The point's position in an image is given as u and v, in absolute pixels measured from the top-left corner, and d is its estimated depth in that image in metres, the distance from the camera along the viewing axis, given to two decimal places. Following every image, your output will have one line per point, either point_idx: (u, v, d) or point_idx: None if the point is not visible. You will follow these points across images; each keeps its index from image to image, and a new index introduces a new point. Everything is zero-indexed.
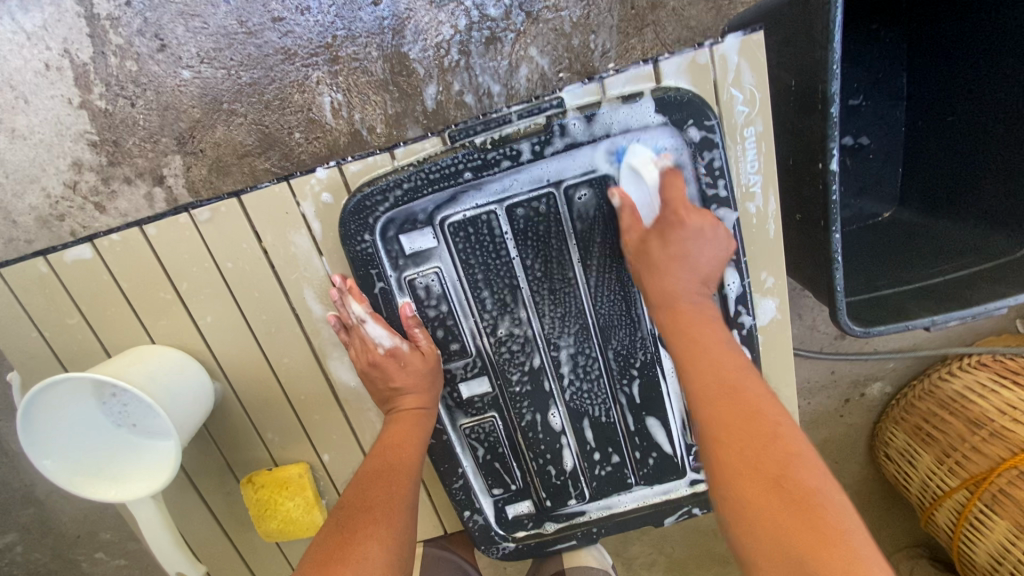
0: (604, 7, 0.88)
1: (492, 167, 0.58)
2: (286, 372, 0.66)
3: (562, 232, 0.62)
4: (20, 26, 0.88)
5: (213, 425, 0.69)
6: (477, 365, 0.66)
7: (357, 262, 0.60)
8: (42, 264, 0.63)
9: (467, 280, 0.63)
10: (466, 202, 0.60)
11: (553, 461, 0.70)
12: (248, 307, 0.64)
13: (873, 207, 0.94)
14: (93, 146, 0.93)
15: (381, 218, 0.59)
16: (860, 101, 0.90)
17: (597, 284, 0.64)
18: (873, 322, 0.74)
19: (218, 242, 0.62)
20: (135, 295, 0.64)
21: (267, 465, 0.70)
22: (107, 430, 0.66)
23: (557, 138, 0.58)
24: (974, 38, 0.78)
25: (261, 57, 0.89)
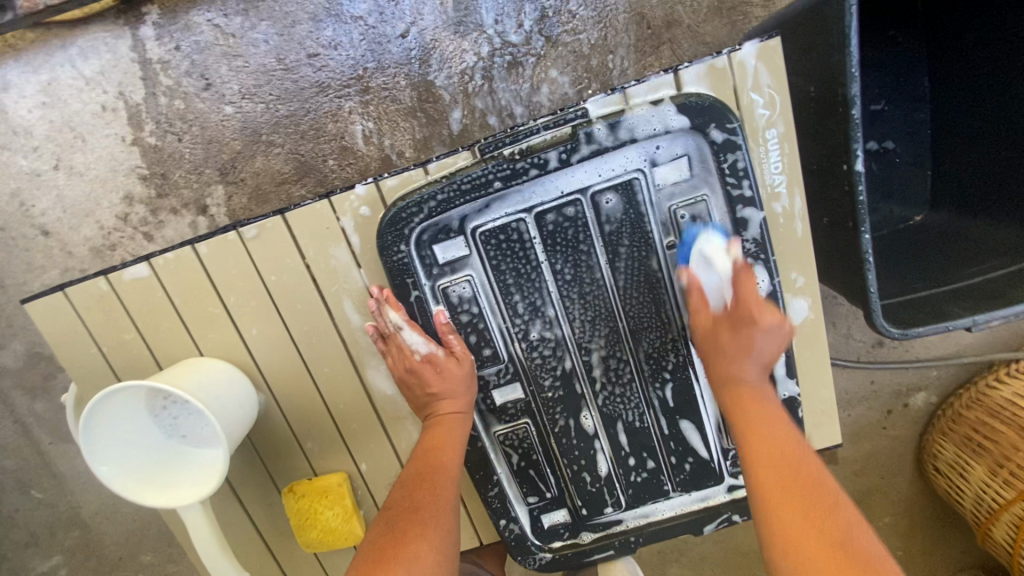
0: (621, 29, 0.91)
1: (521, 176, 0.60)
2: (327, 381, 0.68)
3: (590, 236, 0.63)
4: (80, 72, 0.96)
5: (258, 435, 0.71)
6: (509, 371, 0.67)
7: (393, 272, 0.62)
8: (102, 282, 0.66)
9: (499, 286, 0.64)
10: (496, 210, 0.62)
11: (587, 468, 0.70)
12: (291, 319, 0.66)
13: (902, 211, 0.94)
14: (143, 180, 0.99)
15: (415, 228, 0.61)
16: (882, 106, 0.91)
17: (626, 285, 0.65)
18: (911, 323, 0.73)
19: (265, 257, 0.64)
20: (187, 311, 0.67)
21: (306, 474, 0.71)
22: (159, 440, 0.68)
23: (583, 146, 0.59)
24: (998, 35, 0.78)
25: (298, 91, 0.95)
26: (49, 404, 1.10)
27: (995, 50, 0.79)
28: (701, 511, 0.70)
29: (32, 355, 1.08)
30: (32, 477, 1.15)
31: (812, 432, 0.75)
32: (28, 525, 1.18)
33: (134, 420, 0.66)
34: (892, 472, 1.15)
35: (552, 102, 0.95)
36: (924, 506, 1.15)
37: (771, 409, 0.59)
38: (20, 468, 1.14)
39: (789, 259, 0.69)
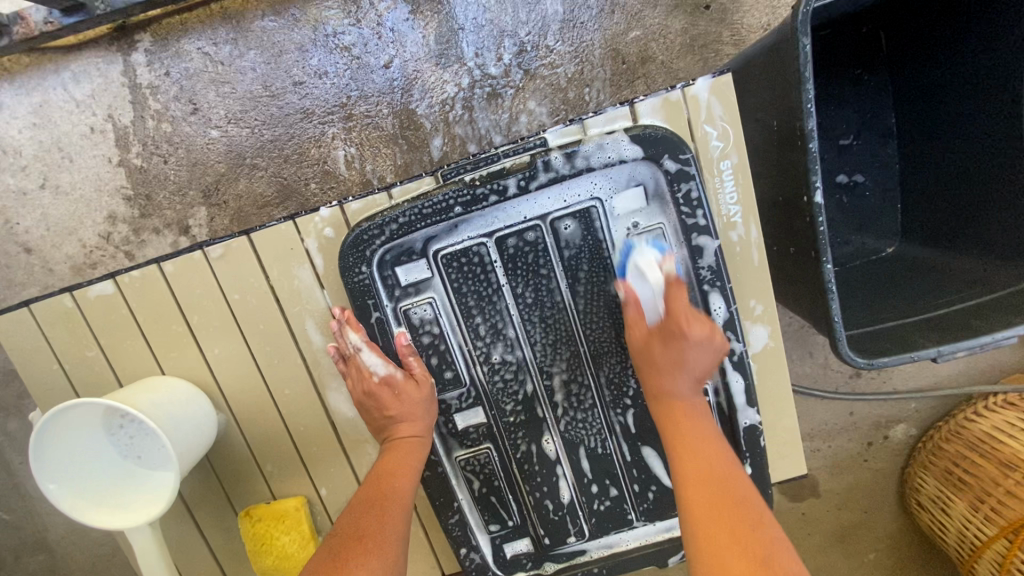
0: (597, 63, 0.95)
1: (480, 202, 0.61)
2: (288, 403, 0.68)
3: (549, 261, 0.64)
4: (71, 95, 0.99)
5: (216, 457, 0.70)
6: (471, 396, 0.67)
7: (354, 293, 0.63)
8: (67, 299, 0.66)
9: (461, 309, 0.65)
10: (457, 234, 0.63)
11: (549, 495, 0.69)
12: (255, 339, 0.66)
13: (874, 243, 0.96)
14: (128, 201, 1.02)
15: (377, 251, 0.62)
16: (850, 141, 0.94)
17: (586, 309, 0.65)
18: (879, 352, 0.73)
19: (230, 277, 0.65)
20: (150, 329, 0.66)
21: (265, 498, 0.70)
22: (115, 458, 0.67)
23: (541, 173, 0.60)
24: (969, 74, 0.79)
25: (282, 117, 0.98)
26: (21, 423, 1.12)
27: (965, 88, 0.80)
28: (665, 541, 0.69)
29: (9, 374, 1.10)
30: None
31: (779, 460, 0.74)
32: None
33: (90, 437, 0.65)
34: (874, 507, 1.14)
35: (530, 131, 0.98)
36: (905, 542, 1.14)
37: (703, 426, 0.62)
38: None
39: (749, 286, 0.70)
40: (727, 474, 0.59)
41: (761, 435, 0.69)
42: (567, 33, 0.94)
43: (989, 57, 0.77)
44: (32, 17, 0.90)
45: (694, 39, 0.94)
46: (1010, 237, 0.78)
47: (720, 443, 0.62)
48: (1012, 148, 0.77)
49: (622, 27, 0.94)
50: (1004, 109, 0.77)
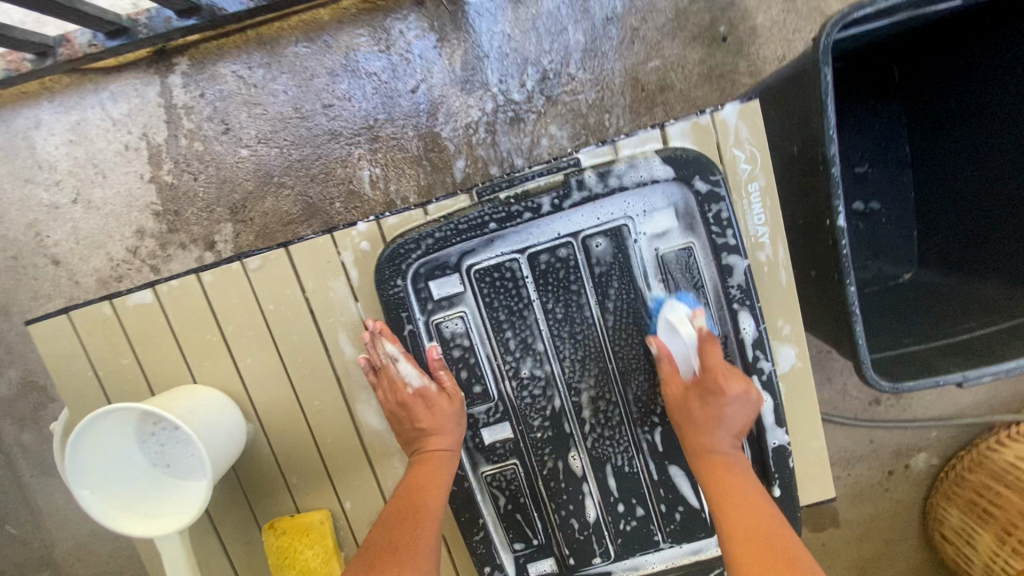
0: (617, 91, 0.98)
1: (515, 219, 0.63)
2: (317, 415, 0.68)
3: (581, 277, 0.65)
4: (108, 114, 1.02)
5: (241, 468, 0.69)
6: (499, 411, 0.67)
7: (389, 305, 0.64)
8: (106, 306, 0.66)
9: (492, 324, 0.66)
10: (491, 250, 0.65)
11: (575, 514, 0.68)
12: (287, 350, 0.67)
13: (892, 269, 0.98)
14: (156, 216, 1.04)
15: (413, 264, 0.63)
16: (866, 169, 0.96)
17: (615, 325, 0.66)
18: (902, 376, 0.73)
19: (267, 288, 0.66)
20: (186, 337, 0.67)
21: (289, 510, 0.70)
22: (144, 465, 0.67)
23: (574, 192, 0.62)
24: (991, 104, 0.82)
25: (311, 138, 1.01)
26: (36, 435, 1.13)
27: (983, 118, 0.83)
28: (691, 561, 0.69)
29: (28, 385, 1.12)
30: (7, 512, 1.15)
31: (806, 483, 0.73)
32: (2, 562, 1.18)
33: (121, 443, 0.65)
34: (896, 538, 1.13)
35: (551, 155, 1.01)
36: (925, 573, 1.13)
37: (744, 481, 0.63)
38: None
39: (776, 307, 0.70)
40: (773, 531, 0.58)
41: (789, 455, 0.69)
42: (588, 62, 0.98)
43: (1009, 88, 0.79)
44: (76, 37, 0.94)
45: (712, 69, 0.97)
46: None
47: (763, 498, 0.61)
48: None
49: (641, 56, 0.97)
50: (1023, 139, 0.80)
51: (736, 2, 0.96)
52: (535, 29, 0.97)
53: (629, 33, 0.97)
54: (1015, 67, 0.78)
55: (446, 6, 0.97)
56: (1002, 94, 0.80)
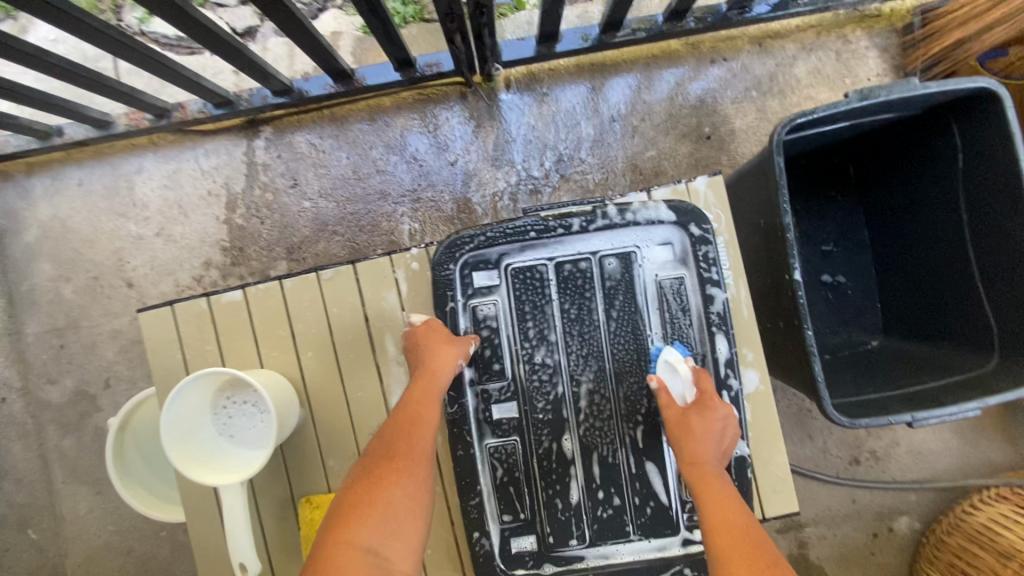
0: (619, 173, 1.19)
1: (552, 232, 0.79)
2: (358, 404, 0.80)
3: (593, 288, 0.80)
4: (200, 166, 1.23)
5: (286, 450, 0.80)
6: (510, 390, 0.80)
7: (439, 283, 0.79)
8: (202, 301, 0.80)
9: (517, 313, 0.80)
10: (527, 254, 0.80)
11: (560, 494, 0.80)
12: (342, 347, 0.80)
13: (860, 336, 1.12)
14: (223, 250, 1.22)
15: (465, 254, 0.79)
16: (831, 247, 1.13)
17: (616, 330, 0.80)
18: (860, 416, 0.84)
19: (334, 295, 0.81)
20: (261, 331, 0.80)
21: (322, 489, 0.79)
22: (211, 434, 0.73)
23: (599, 219, 0.79)
24: (921, 194, 0.99)
25: (364, 195, 1.21)
26: (76, 442, 1.24)
27: (920, 206, 1.00)
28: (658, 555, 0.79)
29: (79, 394, 1.24)
30: (33, 517, 1.24)
31: (773, 497, 0.82)
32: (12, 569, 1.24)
33: (200, 410, 0.72)
34: None
35: None
36: None
37: (726, 486, 0.70)
38: (26, 504, 1.24)
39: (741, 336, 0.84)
40: (747, 526, 0.66)
41: (747, 465, 0.80)
42: (596, 150, 1.20)
43: (936, 183, 0.96)
44: (189, 105, 1.17)
45: (698, 162, 1.19)
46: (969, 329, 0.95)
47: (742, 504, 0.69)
48: (953, 258, 0.96)
49: (640, 147, 1.19)
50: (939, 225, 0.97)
51: (718, 111, 1.20)
52: (554, 122, 1.20)
53: (630, 129, 1.19)
54: (936, 162, 0.95)
55: (484, 100, 1.21)
56: (926, 188, 0.98)
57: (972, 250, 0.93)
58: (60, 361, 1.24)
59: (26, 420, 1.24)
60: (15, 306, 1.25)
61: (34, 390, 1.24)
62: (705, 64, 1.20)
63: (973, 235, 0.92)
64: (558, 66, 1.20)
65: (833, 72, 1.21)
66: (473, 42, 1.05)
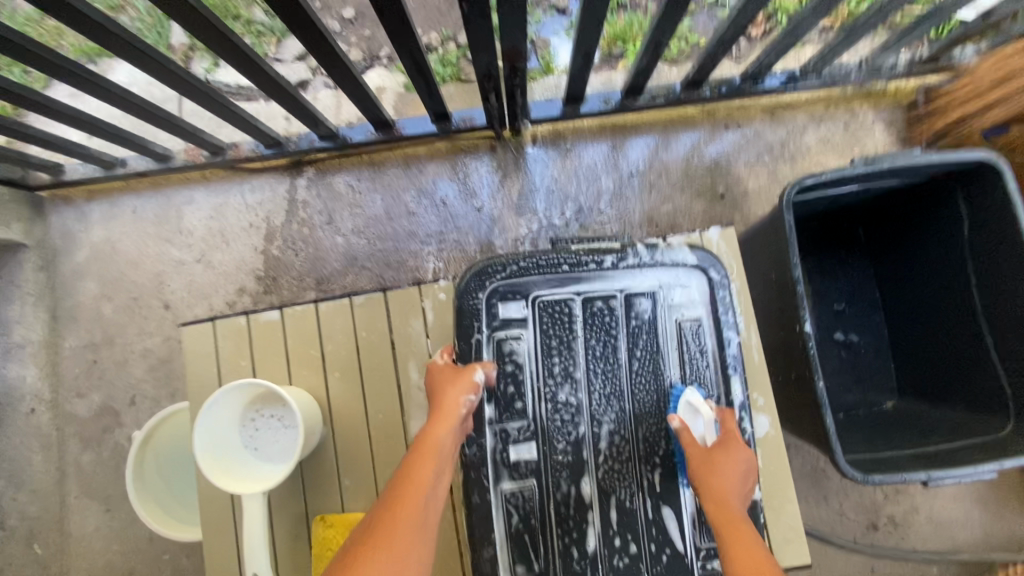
0: (635, 226, 1.27)
1: (582, 267, 0.82)
2: (378, 426, 0.83)
3: (617, 328, 0.83)
4: (244, 200, 1.32)
5: (306, 466, 0.82)
6: (530, 429, 0.82)
7: (467, 312, 0.82)
8: (240, 318, 0.84)
9: (543, 348, 0.83)
10: (556, 289, 0.83)
11: (577, 542, 0.81)
12: (368, 370, 0.84)
13: (874, 396, 1.13)
14: (257, 278, 1.30)
15: (495, 285, 0.82)
16: (844, 306, 1.16)
17: (637, 371, 0.83)
18: (873, 471, 0.84)
19: (365, 320, 0.85)
20: (293, 350, 0.84)
21: (337, 509, 0.81)
22: (237, 446, 0.76)
23: (627, 257, 0.83)
24: (931, 261, 1.02)
25: (394, 235, 1.30)
26: (95, 456, 1.27)
27: (930, 272, 1.03)
28: None
29: (105, 409, 1.28)
30: (38, 532, 1.25)
31: (784, 546, 0.82)
32: None
33: (230, 421, 0.75)
34: None
35: None
36: None
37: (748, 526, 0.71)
38: (35, 517, 1.24)
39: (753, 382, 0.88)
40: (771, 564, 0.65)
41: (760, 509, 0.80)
42: (615, 203, 1.28)
43: (946, 253, 0.99)
44: (243, 146, 1.26)
45: (711, 218, 1.26)
46: (983, 393, 0.95)
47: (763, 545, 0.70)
48: (962, 325, 0.98)
49: (657, 202, 1.27)
50: (943, 293, 1.01)
51: (732, 172, 1.28)
52: (576, 176, 1.28)
53: (647, 185, 1.28)
54: (944, 230, 0.98)
55: (512, 152, 1.29)
56: (935, 256, 1.01)
57: (983, 320, 0.95)
58: (91, 376, 1.29)
59: (48, 432, 1.27)
60: (55, 321, 1.31)
61: (62, 403, 1.29)
62: (720, 129, 1.28)
63: (983, 302, 0.94)
64: (582, 125, 1.28)
65: (840, 142, 1.29)
66: (504, 100, 1.14)
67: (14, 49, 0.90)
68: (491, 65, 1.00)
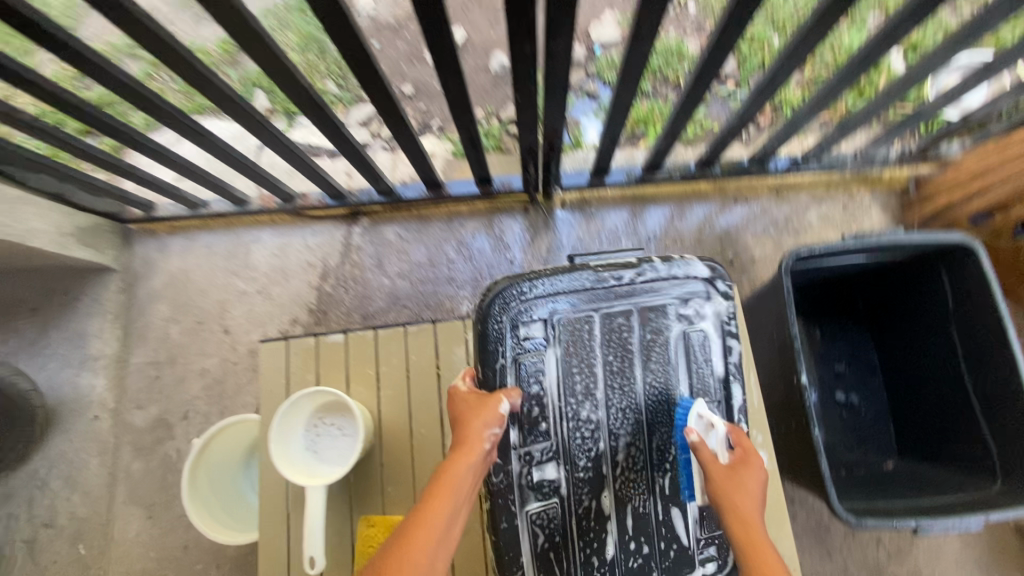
0: None
1: (603, 283, 0.91)
2: (420, 441, 0.94)
3: (633, 347, 0.92)
4: (305, 241, 1.50)
5: (354, 472, 0.92)
6: (552, 450, 0.90)
7: (492, 337, 0.88)
8: (309, 338, 0.98)
9: (565, 368, 0.90)
10: (577, 308, 0.91)
11: (596, 552, 0.91)
12: (414, 391, 0.96)
13: (877, 457, 1.20)
14: (310, 311, 1.46)
15: (518, 309, 0.88)
16: (845, 368, 1.25)
17: (651, 382, 0.93)
18: (867, 516, 0.92)
19: (414, 347, 0.98)
20: (351, 368, 0.97)
21: (379, 512, 0.91)
22: (301, 447, 0.87)
23: (646, 273, 0.92)
24: (924, 332, 1.12)
25: (435, 279, 1.46)
26: (146, 463, 1.39)
27: (924, 341, 1.12)
28: None
29: (159, 421, 1.41)
30: (85, 532, 1.35)
31: None
32: None
33: (299, 424, 0.87)
34: None
35: None
36: None
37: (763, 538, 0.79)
38: (84, 518, 1.35)
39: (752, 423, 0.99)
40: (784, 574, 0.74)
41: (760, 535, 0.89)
42: None
43: (940, 329, 1.08)
44: (311, 196, 1.44)
45: None
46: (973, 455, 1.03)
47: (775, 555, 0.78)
48: (954, 392, 1.07)
49: None
50: (935, 359, 1.10)
51: (739, 240, 1.43)
52: (599, 237, 1.44)
53: (663, 248, 1.43)
54: (934, 306, 1.08)
55: (544, 214, 1.46)
56: (929, 328, 1.11)
57: (973, 392, 1.03)
58: (151, 390, 1.43)
59: (107, 439, 1.40)
60: (126, 338, 1.46)
61: (122, 413, 1.41)
62: (730, 203, 1.44)
63: (973, 376, 1.03)
64: (606, 195, 1.45)
65: (840, 220, 1.44)
66: (541, 170, 1.32)
67: (132, 95, 0.95)
68: (533, 142, 1.19)
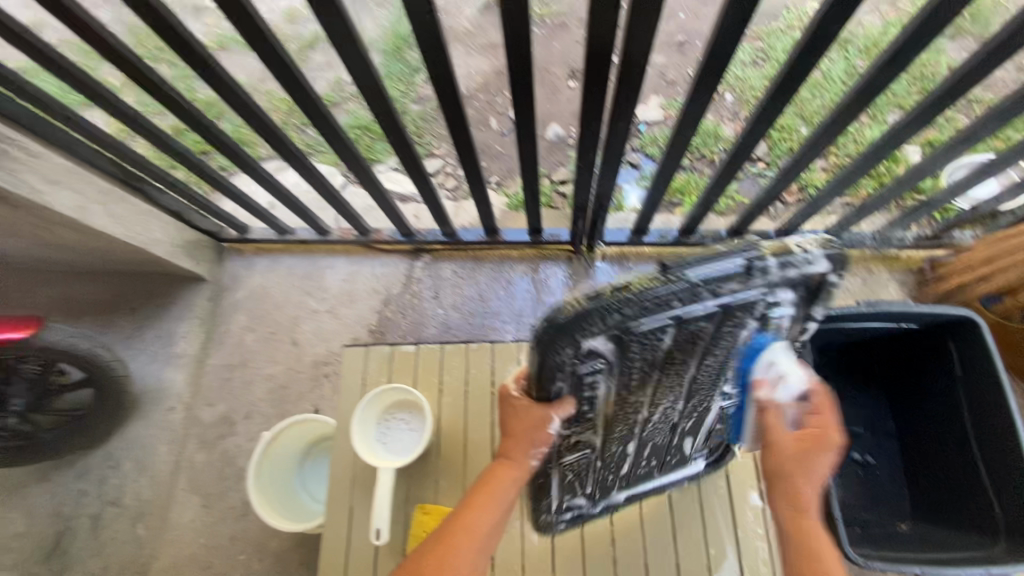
0: None
1: (696, 300, 0.58)
2: (472, 444, 1.07)
3: (710, 343, 0.67)
4: (372, 271, 1.69)
5: (413, 465, 1.05)
6: (587, 430, 0.78)
7: (551, 367, 0.61)
8: (386, 347, 1.14)
9: (623, 371, 0.67)
10: (657, 323, 0.59)
11: (612, 473, 0.93)
12: (470, 400, 1.10)
13: (891, 516, 1.23)
14: (369, 331, 1.64)
15: (583, 343, 0.58)
16: (861, 430, 1.31)
17: (711, 364, 0.72)
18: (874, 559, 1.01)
19: (474, 362, 1.13)
20: (418, 375, 1.12)
21: (432, 502, 1.03)
22: (373, 436, 1.03)
23: (757, 276, 0.58)
24: (937, 399, 1.20)
25: (483, 312, 1.62)
26: (208, 455, 1.53)
27: (937, 408, 1.21)
28: (680, 542, 1.04)
29: (224, 419, 1.56)
30: (146, 513, 1.48)
31: None
32: (108, 557, 1.45)
33: (374, 417, 1.04)
34: None
35: None
36: None
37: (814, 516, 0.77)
38: (148, 500, 1.49)
39: None
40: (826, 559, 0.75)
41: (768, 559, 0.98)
42: None
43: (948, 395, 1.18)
44: (384, 232, 1.65)
45: None
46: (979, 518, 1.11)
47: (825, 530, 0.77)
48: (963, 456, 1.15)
49: None
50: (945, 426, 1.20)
51: None
52: None
53: None
54: (945, 374, 1.18)
55: (585, 263, 1.63)
56: (940, 395, 1.20)
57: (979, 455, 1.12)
58: (222, 390, 1.59)
59: (178, 428, 1.55)
60: (207, 341, 1.64)
61: (194, 407, 1.58)
62: None
63: (978, 441, 1.12)
64: (643, 252, 1.62)
65: (860, 292, 1.56)
66: (589, 226, 1.51)
67: (277, 141, 1.20)
68: (586, 201, 1.38)
